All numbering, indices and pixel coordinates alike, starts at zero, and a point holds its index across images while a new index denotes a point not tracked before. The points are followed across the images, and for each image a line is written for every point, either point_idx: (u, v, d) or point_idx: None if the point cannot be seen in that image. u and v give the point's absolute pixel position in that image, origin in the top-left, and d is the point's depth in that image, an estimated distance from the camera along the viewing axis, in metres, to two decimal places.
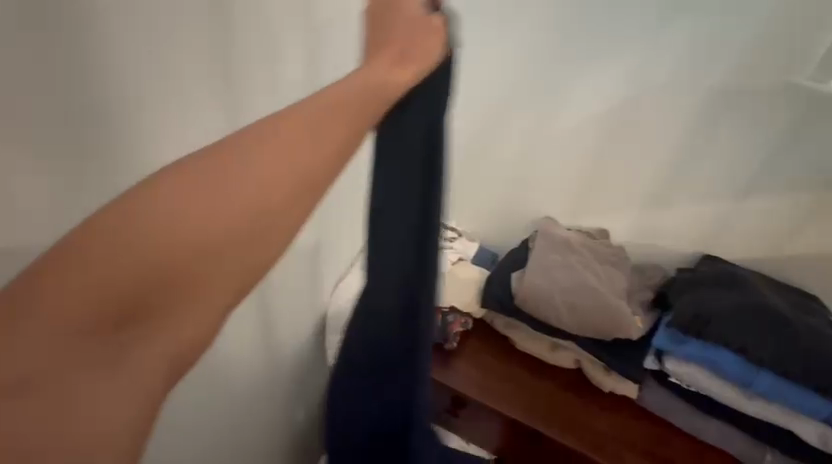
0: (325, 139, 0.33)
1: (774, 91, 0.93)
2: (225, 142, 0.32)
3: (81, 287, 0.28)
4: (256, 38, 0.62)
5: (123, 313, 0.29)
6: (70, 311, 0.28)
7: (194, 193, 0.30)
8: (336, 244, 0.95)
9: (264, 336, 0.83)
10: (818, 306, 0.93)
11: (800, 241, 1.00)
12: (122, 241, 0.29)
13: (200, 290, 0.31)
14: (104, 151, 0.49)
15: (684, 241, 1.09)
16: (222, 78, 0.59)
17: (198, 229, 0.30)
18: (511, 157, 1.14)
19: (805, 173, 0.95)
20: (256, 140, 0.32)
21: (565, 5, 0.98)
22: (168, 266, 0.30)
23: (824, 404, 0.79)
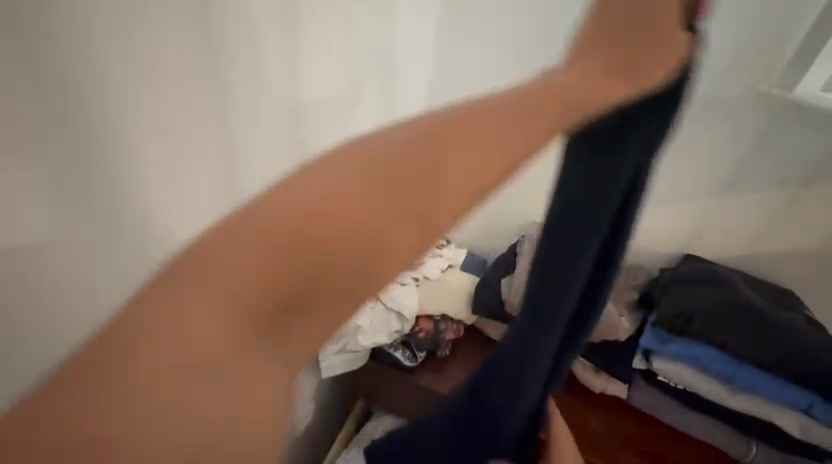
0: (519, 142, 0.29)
1: (746, 96, 0.94)
2: (395, 140, 0.28)
3: (202, 295, 0.22)
4: (247, 50, 0.62)
5: (272, 318, 0.24)
6: (195, 325, 0.22)
7: (368, 189, 0.26)
8: None
9: None
10: (793, 300, 0.96)
11: (776, 237, 1.03)
12: (242, 244, 0.23)
13: (345, 300, 0.25)
14: (103, 161, 0.49)
15: (667, 241, 1.12)
16: (214, 80, 0.59)
17: (356, 228, 0.25)
18: None
19: (778, 173, 0.98)
20: (434, 137, 0.28)
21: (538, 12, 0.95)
22: (305, 277, 0.24)
23: (803, 396, 0.82)
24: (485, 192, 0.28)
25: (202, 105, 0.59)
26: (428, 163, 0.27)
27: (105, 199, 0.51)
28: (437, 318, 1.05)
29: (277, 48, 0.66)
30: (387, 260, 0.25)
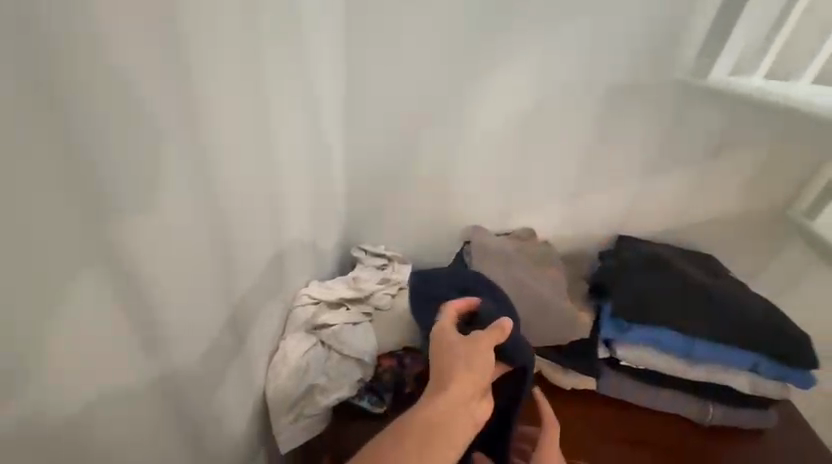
0: (487, 360, 0.63)
1: (662, 85, 1.01)
2: (474, 378, 0.61)
3: (433, 417, 0.56)
4: (124, 52, 0.43)
5: (434, 421, 0.56)
6: (430, 447, 0.54)
7: (462, 419, 0.58)
8: (265, 303, 0.82)
9: (196, 444, 0.65)
10: (717, 264, 1.06)
11: (693, 211, 1.12)
12: (441, 412, 0.57)
13: (448, 411, 0.57)
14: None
15: (602, 224, 1.17)
16: (88, 111, 0.40)
17: (457, 416, 0.57)
18: (432, 166, 1.15)
19: (688, 151, 1.07)
20: (473, 374, 0.61)
21: (468, 17, 1.00)
22: (454, 399, 0.58)
23: (751, 355, 0.88)
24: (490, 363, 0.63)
25: (72, 144, 0.39)
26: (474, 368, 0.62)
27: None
28: (399, 352, 0.95)
29: (160, 40, 0.48)
30: (462, 397, 0.59)
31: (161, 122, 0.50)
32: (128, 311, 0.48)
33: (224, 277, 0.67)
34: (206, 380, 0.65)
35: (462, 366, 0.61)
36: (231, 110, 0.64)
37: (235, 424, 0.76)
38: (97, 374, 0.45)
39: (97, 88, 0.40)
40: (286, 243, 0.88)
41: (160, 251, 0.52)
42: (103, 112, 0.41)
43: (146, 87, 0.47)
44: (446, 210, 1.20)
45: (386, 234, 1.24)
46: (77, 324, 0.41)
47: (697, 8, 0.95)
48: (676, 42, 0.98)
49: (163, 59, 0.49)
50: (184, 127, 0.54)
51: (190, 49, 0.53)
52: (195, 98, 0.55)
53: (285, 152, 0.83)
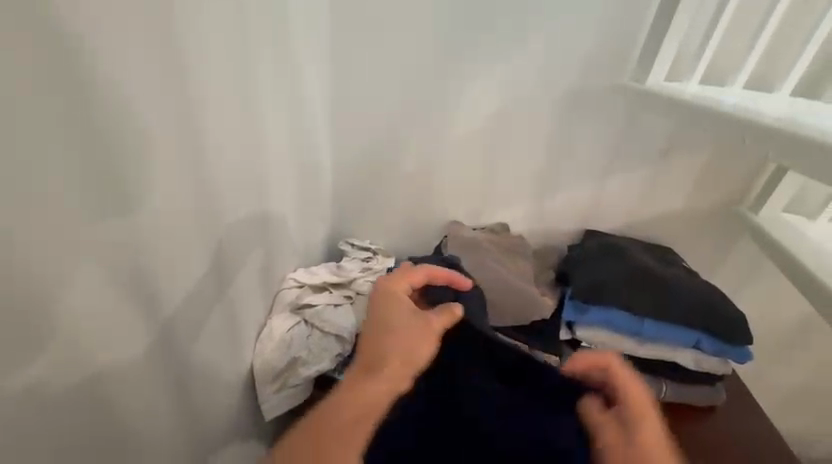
0: (425, 344, 0.63)
1: (617, 91, 1.12)
2: (406, 361, 0.62)
3: (355, 392, 0.61)
4: (135, 59, 0.53)
5: (355, 396, 0.61)
6: (348, 418, 0.60)
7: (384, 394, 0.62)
8: (255, 282, 0.92)
9: (191, 401, 0.74)
10: (672, 255, 1.16)
11: (652, 207, 1.22)
12: (363, 389, 0.61)
13: (371, 388, 0.61)
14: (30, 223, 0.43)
15: (571, 220, 1.27)
16: (108, 106, 0.50)
17: (380, 393, 0.61)
18: (413, 165, 1.24)
19: (645, 152, 1.17)
20: (405, 357, 0.62)
21: (444, 28, 1.10)
22: (380, 379, 0.61)
23: (694, 333, 0.98)
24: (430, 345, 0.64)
25: (95, 131, 0.49)
26: (410, 351, 0.62)
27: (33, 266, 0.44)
28: None
29: (163, 48, 0.58)
30: (389, 378, 0.62)
31: (160, 118, 0.59)
32: (136, 273, 0.58)
33: (218, 253, 0.76)
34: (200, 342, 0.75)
35: (394, 343, 0.62)
36: (225, 108, 0.74)
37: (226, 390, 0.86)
38: (110, 322, 0.55)
39: (115, 88, 0.51)
40: (276, 230, 0.97)
41: (162, 225, 0.62)
42: (119, 107, 0.52)
43: (153, 88, 0.57)
44: (427, 207, 1.30)
45: (371, 229, 1.34)
46: (94, 276, 0.51)
47: (645, 23, 1.06)
48: (628, 53, 1.09)
49: (165, 64, 0.59)
50: (180, 121, 0.63)
51: (189, 56, 0.63)
52: (194, 97, 0.66)
53: (273, 148, 0.93)
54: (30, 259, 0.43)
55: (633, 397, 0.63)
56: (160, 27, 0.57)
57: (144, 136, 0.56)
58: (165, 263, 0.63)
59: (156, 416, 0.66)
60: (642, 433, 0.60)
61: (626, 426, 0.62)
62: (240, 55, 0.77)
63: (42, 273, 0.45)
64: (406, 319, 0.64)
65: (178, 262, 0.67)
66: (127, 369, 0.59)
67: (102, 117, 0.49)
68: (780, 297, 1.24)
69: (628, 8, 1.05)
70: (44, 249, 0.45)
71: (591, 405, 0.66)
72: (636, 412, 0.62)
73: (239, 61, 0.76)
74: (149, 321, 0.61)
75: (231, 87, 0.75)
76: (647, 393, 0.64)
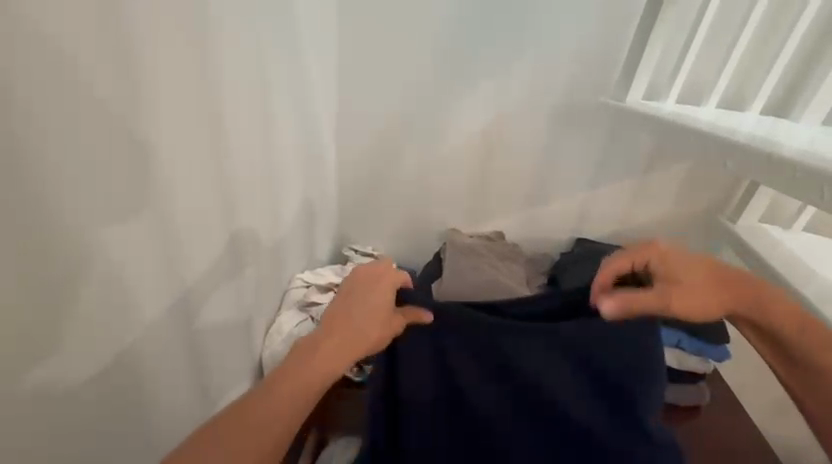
0: (378, 332, 0.68)
1: (598, 109, 1.21)
2: (356, 344, 0.65)
3: (299, 367, 0.61)
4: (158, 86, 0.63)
5: (295, 372, 0.61)
6: (286, 396, 0.59)
7: (323, 373, 0.62)
8: (261, 277, 1.01)
9: (200, 381, 0.85)
10: None
11: (637, 217, 1.31)
12: (307, 364, 0.62)
13: (314, 364, 0.62)
14: (64, 223, 0.52)
15: (560, 228, 1.36)
16: (133, 126, 0.60)
17: (319, 369, 0.62)
18: (412, 174, 1.33)
19: (627, 164, 1.26)
20: (356, 338, 0.65)
21: (440, 47, 1.19)
22: (330, 360, 0.62)
23: (674, 334, 1.03)
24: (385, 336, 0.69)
25: (122, 146, 0.58)
26: (363, 333, 0.66)
27: (67, 259, 0.53)
28: None
29: (180, 72, 0.67)
30: (335, 358, 0.63)
31: (178, 134, 0.68)
32: (151, 267, 0.66)
33: (228, 250, 0.86)
34: (210, 326, 0.85)
35: (363, 321, 0.67)
36: (236, 120, 0.83)
37: (234, 374, 0.96)
38: (129, 308, 0.64)
39: (141, 111, 0.61)
40: (280, 232, 1.06)
41: (180, 226, 0.71)
42: (146, 128, 0.62)
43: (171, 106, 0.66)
44: (426, 214, 1.38)
45: (374, 235, 1.42)
46: (120, 270, 0.61)
47: (623, 46, 1.15)
48: (610, 74, 1.18)
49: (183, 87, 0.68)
50: (195, 134, 0.72)
51: (204, 77, 0.73)
52: (207, 113, 0.75)
53: (280, 155, 1.01)
54: (63, 253, 0.53)
55: (663, 254, 0.67)
56: (179, 55, 0.66)
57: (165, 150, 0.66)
58: (179, 256, 0.72)
59: (170, 390, 0.76)
60: (687, 268, 0.67)
61: (676, 277, 0.66)
62: (250, 72, 0.85)
63: (75, 266, 0.54)
64: (368, 308, 0.68)
65: (190, 257, 0.75)
66: (139, 351, 0.67)
67: (129, 137, 0.59)
68: None
69: (607, 33, 1.14)
70: (77, 246, 0.54)
71: (636, 300, 0.66)
72: (672, 262, 0.66)
73: (249, 77, 0.85)
74: (163, 310, 0.71)
75: (241, 100, 0.84)
76: (663, 240, 0.69)
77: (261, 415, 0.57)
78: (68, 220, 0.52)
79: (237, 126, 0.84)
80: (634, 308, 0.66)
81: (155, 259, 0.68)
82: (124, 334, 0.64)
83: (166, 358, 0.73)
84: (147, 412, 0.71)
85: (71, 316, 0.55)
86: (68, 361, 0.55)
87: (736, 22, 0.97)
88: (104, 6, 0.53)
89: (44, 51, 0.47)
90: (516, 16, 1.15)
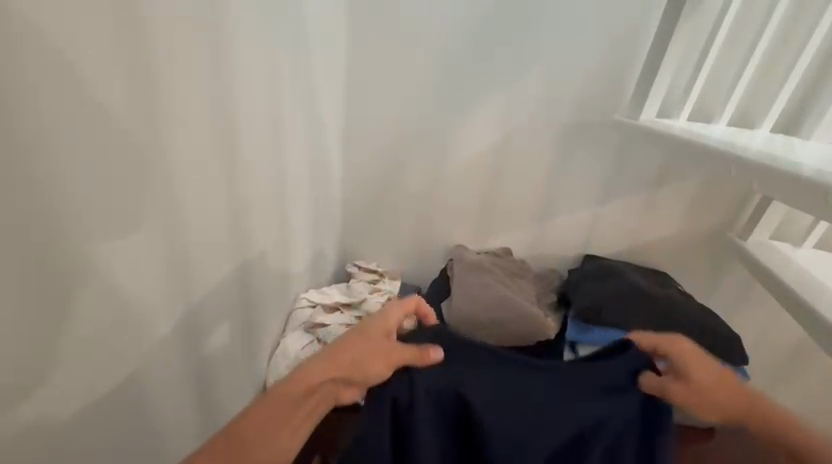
0: (375, 362, 0.62)
1: (607, 124, 1.20)
2: (350, 367, 0.61)
3: (290, 380, 0.58)
4: (170, 99, 0.60)
5: (288, 389, 0.57)
6: (274, 410, 0.56)
7: (313, 391, 0.59)
8: (263, 295, 0.97)
9: (202, 404, 0.81)
10: (669, 279, 1.20)
11: (645, 233, 1.30)
12: (300, 379, 0.59)
13: (306, 380, 0.59)
14: (69, 243, 0.49)
15: (569, 245, 1.34)
16: (145, 140, 0.57)
17: (309, 384, 0.59)
18: (418, 189, 1.31)
19: (636, 180, 1.25)
20: (350, 362, 0.61)
21: (449, 62, 1.18)
22: (321, 377, 0.60)
23: None
24: (385, 368, 0.62)
25: (133, 161, 0.55)
26: (356, 359, 0.61)
27: (73, 282, 0.50)
28: None
29: (191, 86, 0.64)
30: (326, 377, 0.60)
31: (188, 149, 0.66)
32: (155, 287, 0.63)
33: (233, 267, 0.83)
34: (213, 346, 0.81)
35: (357, 342, 0.63)
36: (245, 135, 0.81)
37: (235, 397, 0.92)
38: (131, 331, 0.60)
39: (153, 125, 0.58)
40: (283, 250, 1.03)
41: (187, 244, 0.68)
42: (157, 142, 0.59)
43: (181, 119, 0.63)
44: (432, 230, 1.36)
45: (378, 251, 1.39)
46: (126, 289, 0.58)
47: (633, 62, 1.14)
48: (620, 89, 1.17)
49: (195, 100, 0.66)
50: (204, 149, 0.70)
51: (215, 91, 0.70)
52: (216, 127, 0.72)
53: (286, 170, 0.99)
54: (68, 276, 0.49)
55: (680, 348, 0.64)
56: (191, 68, 0.64)
57: (175, 165, 0.63)
58: (184, 276, 0.69)
59: (172, 414, 0.73)
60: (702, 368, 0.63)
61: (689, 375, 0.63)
62: (260, 86, 0.83)
63: (80, 288, 0.51)
64: (367, 333, 0.63)
65: (196, 273, 0.72)
66: (140, 378, 0.63)
67: (142, 150, 0.57)
68: (771, 320, 1.31)
69: (617, 49, 1.14)
70: (82, 267, 0.51)
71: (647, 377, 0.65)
72: (688, 360, 0.63)
73: (258, 91, 0.83)
74: (167, 331, 0.67)
75: (250, 114, 0.81)
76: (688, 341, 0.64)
77: (249, 430, 0.54)
78: (74, 239, 0.49)
79: (247, 141, 0.82)
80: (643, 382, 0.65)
81: (162, 278, 0.64)
82: (126, 358, 0.60)
83: (169, 382, 0.70)
84: (147, 439, 0.67)
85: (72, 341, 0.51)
86: (67, 389, 0.52)
87: (747, 42, 0.97)
88: (118, 17, 0.50)
89: (58, 59, 0.44)
90: (526, 33, 1.15)
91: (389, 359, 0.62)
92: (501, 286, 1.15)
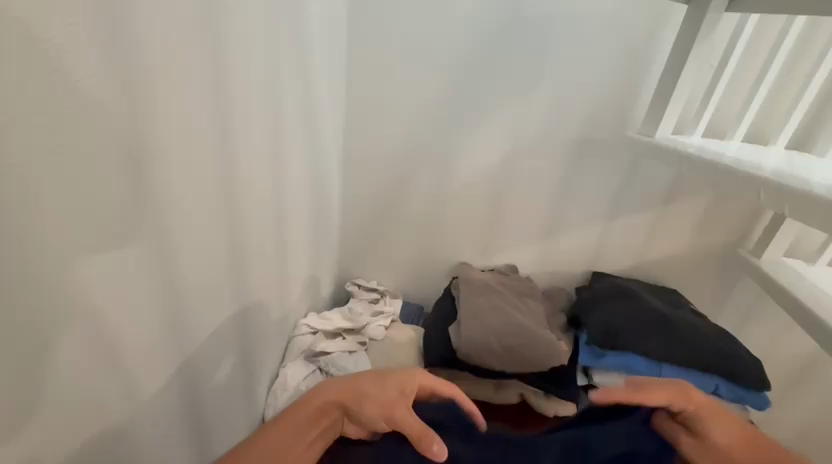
0: (381, 415, 0.58)
1: (616, 139, 1.17)
2: (357, 407, 0.59)
3: (299, 404, 0.58)
4: (161, 122, 0.56)
5: (292, 411, 0.57)
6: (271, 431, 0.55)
7: (313, 421, 0.57)
8: (259, 321, 0.92)
9: (196, 445, 0.75)
10: (679, 297, 1.17)
11: (654, 249, 1.27)
12: (309, 403, 0.58)
13: (311, 406, 0.58)
14: (50, 285, 0.44)
15: (577, 263, 1.31)
16: (132, 167, 0.52)
17: (311, 412, 0.57)
18: (421, 205, 1.27)
19: (645, 196, 1.22)
20: (359, 401, 0.59)
21: (455, 75, 1.14)
22: (326, 407, 0.58)
23: (708, 379, 0.99)
24: (388, 425, 0.58)
25: (119, 190, 0.51)
26: (364, 403, 0.59)
27: (54, 327, 0.45)
28: None
29: (185, 105, 0.60)
30: (330, 411, 0.58)
31: (180, 173, 0.61)
32: (141, 319, 0.57)
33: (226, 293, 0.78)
34: (207, 382, 0.76)
35: (374, 385, 0.60)
36: (243, 155, 0.76)
37: (231, 433, 0.86)
38: (117, 374, 0.55)
39: (142, 151, 0.54)
40: (280, 272, 0.97)
41: (175, 273, 0.63)
42: (146, 168, 0.55)
43: (174, 142, 0.59)
44: (435, 247, 1.31)
45: (380, 270, 1.34)
46: (112, 328, 0.53)
47: (641, 77, 1.12)
48: (629, 104, 1.15)
49: (189, 120, 0.61)
50: (198, 172, 0.65)
51: (212, 109, 0.65)
52: (212, 148, 0.67)
53: (285, 189, 0.94)
54: (49, 322, 0.45)
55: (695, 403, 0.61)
56: (185, 86, 0.59)
57: (165, 192, 0.58)
58: (173, 309, 0.64)
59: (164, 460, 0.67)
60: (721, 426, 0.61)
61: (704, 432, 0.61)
62: (260, 103, 0.78)
63: (62, 333, 0.46)
64: (385, 384, 0.60)
65: (187, 303, 0.67)
66: (125, 418, 0.58)
67: (130, 177, 0.52)
68: (785, 339, 1.27)
69: (626, 63, 1.11)
70: (64, 310, 0.46)
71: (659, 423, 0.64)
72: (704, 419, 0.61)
73: (257, 108, 0.78)
74: (156, 369, 0.62)
75: (248, 133, 0.76)
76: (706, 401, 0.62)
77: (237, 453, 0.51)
78: (56, 280, 0.45)
79: (244, 160, 0.76)
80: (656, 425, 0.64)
81: (150, 312, 0.59)
82: (106, 401, 0.54)
83: (156, 423, 0.64)
84: None
85: (44, 385, 0.45)
86: (39, 439, 0.46)
87: (761, 56, 0.95)
88: (108, 35, 0.46)
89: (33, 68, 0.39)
90: (535, 44, 1.11)
91: (395, 418, 0.58)
92: (509, 308, 1.10)
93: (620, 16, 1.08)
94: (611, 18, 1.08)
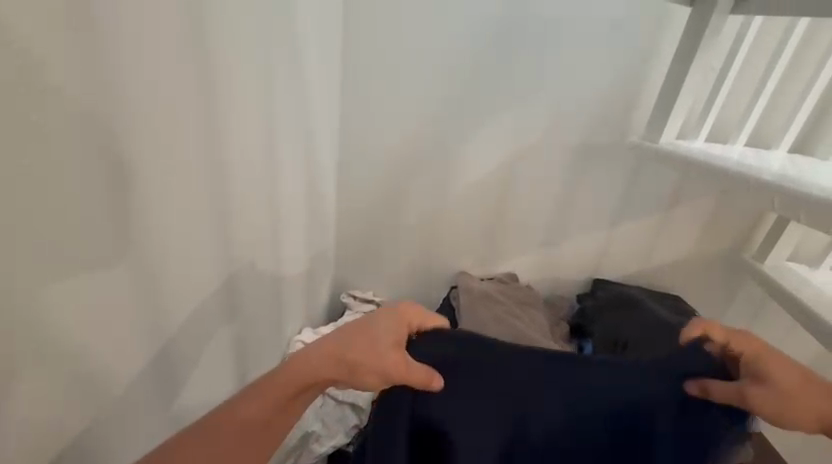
0: (376, 373, 0.54)
1: (618, 144, 1.16)
2: (349, 363, 0.55)
3: (286, 364, 0.55)
4: (152, 131, 0.52)
5: (279, 372, 0.55)
6: (257, 394, 0.53)
7: (301, 380, 0.55)
8: (250, 337, 0.88)
9: None
10: (684, 304, 1.14)
11: (657, 255, 1.25)
12: (294, 361, 0.55)
13: (298, 365, 0.55)
14: (26, 312, 0.41)
15: (578, 269, 1.28)
16: (121, 179, 0.49)
17: (300, 371, 0.54)
18: (420, 213, 1.24)
19: (646, 200, 1.20)
20: (350, 357, 0.55)
21: (457, 81, 1.11)
22: (315, 366, 0.55)
23: None
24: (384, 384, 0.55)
25: (106, 205, 0.47)
26: (356, 360, 0.55)
27: (30, 356, 0.42)
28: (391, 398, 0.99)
29: (178, 111, 0.56)
30: (320, 371, 0.55)
31: (174, 184, 0.57)
32: (126, 342, 0.54)
33: (218, 308, 0.74)
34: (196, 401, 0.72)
35: (366, 343, 0.55)
36: (238, 163, 0.71)
37: None
38: (99, 401, 0.51)
39: (133, 162, 0.50)
40: (273, 286, 0.93)
41: (166, 292, 0.59)
42: (137, 180, 0.51)
43: (167, 152, 0.55)
44: (434, 256, 1.28)
45: (377, 280, 1.31)
46: (96, 354, 0.49)
47: (642, 80, 1.10)
48: (631, 107, 1.13)
49: (182, 127, 0.57)
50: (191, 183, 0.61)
51: (206, 116, 0.62)
52: (206, 156, 0.63)
53: (280, 198, 0.90)
54: (25, 348, 0.41)
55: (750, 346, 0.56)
56: (178, 92, 0.55)
57: (159, 205, 0.55)
58: (161, 328, 0.60)
59: None
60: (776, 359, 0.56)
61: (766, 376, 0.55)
62: (254, 108, 0.74)
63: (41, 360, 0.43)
64: (380, 339, 0.55)
65: (179, 323, 0.64)
66: (106, 448, 0.54)
67: (121, 191, 0.49)
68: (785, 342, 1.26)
69: (628, 67, 1.10)
70: (43, 337, 0.43)
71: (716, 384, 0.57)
72: (766, 360, 0.55)
73: (251, 112, 0.73)
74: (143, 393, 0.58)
75: (243, 140, 0.72)
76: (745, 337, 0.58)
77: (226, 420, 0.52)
78: (33, 305, 0.41)
79: (239, 171, 0.73)
80: (702, 386, 0.57)
81: (137, 333, 0.55)
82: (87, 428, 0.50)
83: (140, 452, 0.60)
84: None
85: (15, 414, 0.42)
86: None
87: (764, 59, 0.94)
88: (91, 39, 0.42)
89: (10, 79, 0.36)
90: (537, 47, 1.08)
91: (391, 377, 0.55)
92: (511, 318, 1.07)
93: (625, 19, 1.05)
94: (614, 20, 1.06)
